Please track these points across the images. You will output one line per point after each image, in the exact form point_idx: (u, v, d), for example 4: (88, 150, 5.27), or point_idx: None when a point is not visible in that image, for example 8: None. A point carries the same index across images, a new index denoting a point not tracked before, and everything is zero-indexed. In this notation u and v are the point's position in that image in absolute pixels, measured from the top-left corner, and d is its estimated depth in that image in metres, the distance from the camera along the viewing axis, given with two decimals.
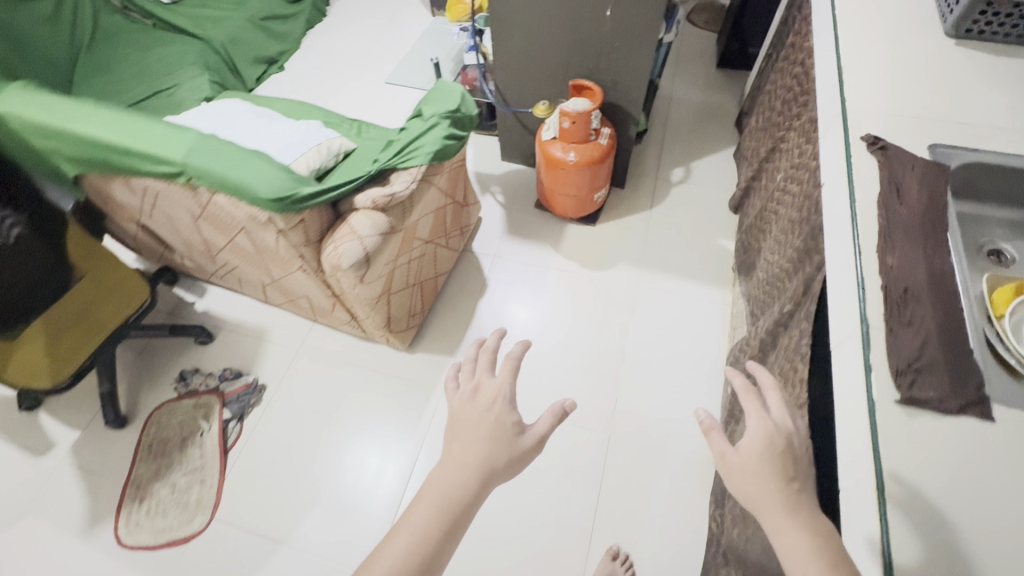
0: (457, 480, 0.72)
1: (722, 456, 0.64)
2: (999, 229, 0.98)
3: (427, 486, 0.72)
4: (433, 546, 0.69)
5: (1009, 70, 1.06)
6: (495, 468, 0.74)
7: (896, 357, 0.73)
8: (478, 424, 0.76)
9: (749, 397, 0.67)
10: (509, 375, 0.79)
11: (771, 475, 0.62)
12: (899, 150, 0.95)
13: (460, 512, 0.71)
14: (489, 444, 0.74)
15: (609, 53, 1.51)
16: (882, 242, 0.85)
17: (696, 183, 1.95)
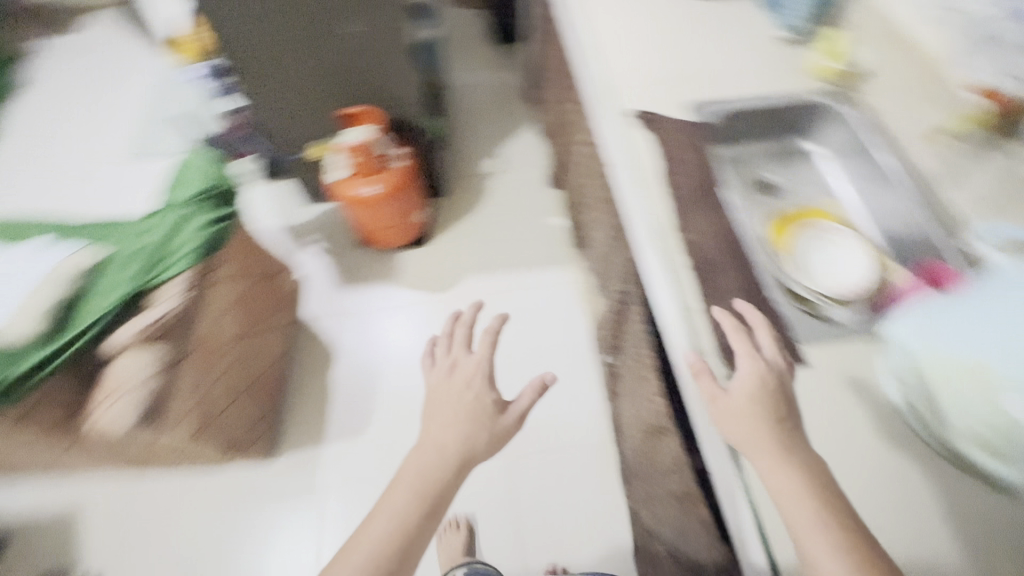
0: (435, 462, 0.76)
1: (714, 400, 0.68)
2: (763, 163, 1.05)
3: (410, 463, 0.76)
4: (409, 525, 0.71)
5: (728, 13, 1.13)
6: (473, 447, 0.77)
7: (720, 337, 0.76)
8: (455, 405, 0.82)
9: (740, 336, 0.71)
10: (489, 356, 0.88)
11: (766, 415, 0.64)
12: (664, 119, 0.98)
13: (443, 486, 0.75)
14: (467, 424, 0.79)
15: (373, 74, 1.39)
16: (677, 220, 0.87)
17: (512, 169, 1.93)
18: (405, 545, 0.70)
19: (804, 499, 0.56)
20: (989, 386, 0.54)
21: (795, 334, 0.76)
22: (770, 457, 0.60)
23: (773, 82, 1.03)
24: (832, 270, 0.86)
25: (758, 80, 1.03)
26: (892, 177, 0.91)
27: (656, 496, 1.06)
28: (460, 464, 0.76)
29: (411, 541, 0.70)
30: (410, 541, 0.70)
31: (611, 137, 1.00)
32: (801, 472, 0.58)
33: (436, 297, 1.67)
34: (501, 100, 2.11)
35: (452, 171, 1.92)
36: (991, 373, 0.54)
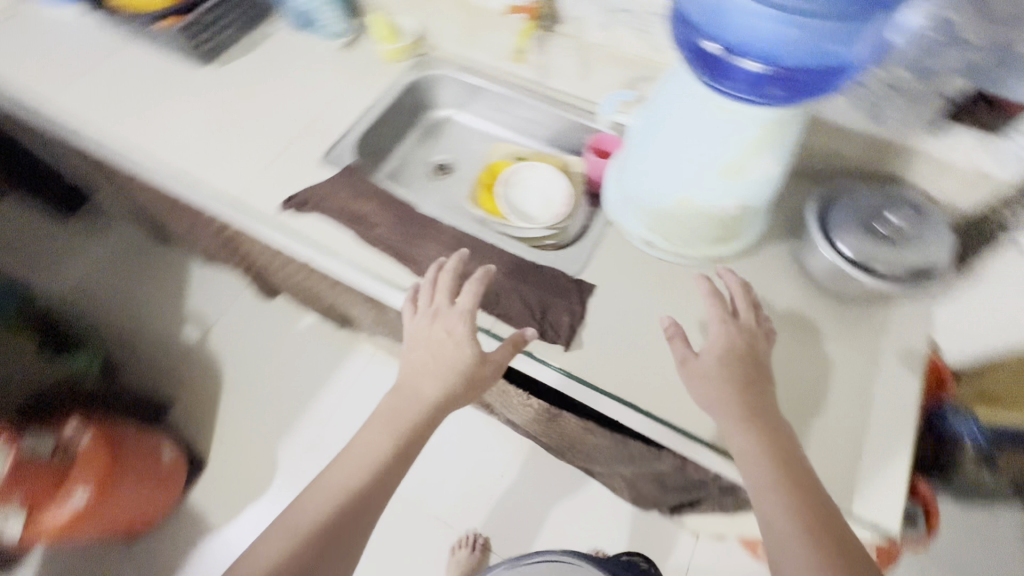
0: (410, 402, 0.71)
1: (683, 363, 0.67)
2: (420, 153, 1.09)
3: (386, 407, 0.71)
4: (370, 471, 0.67)
5: (274, 59, 1.05)
6: (447, 395, 0.70)
7: (528, 327, 0.76)
8: (432, 351, 0.72)
9: (718, 301, 0.69)
10: (471, 306, 0.74)
11: (736, 379, 0.64)
12: (312, 191, 0.87)
13: (415, 429, 0.70)
14: (444, 373, 0.71)
15: None
16: (409, 267, 0.81)
17: (219, 318, 1.62)
18: (371, 488, 0.66)
19: (763, 459, 0.59)
20: (701, 205, 0.72)
21: (568, 271, 0.81)
22: (737, 418, 0.62)
23: (368, 92, 1.01)
24: (546, 200, 0.92)
25: (356, 99, 1.00)
26: (512, 101, 1.03)
27: (590, 452, 1.10)
28: (432, 410, 0.70)
29: (378, 482, 0.66)
30: (374, 484, 0.66)
31: (284, 243, 0.87)
32: (763, 428, 0.61)
33: (269, 498, 1.37)
34: (136, 266, 1.70)
35: (158, 375, 1.53)
36: (699, 198, 0.71)
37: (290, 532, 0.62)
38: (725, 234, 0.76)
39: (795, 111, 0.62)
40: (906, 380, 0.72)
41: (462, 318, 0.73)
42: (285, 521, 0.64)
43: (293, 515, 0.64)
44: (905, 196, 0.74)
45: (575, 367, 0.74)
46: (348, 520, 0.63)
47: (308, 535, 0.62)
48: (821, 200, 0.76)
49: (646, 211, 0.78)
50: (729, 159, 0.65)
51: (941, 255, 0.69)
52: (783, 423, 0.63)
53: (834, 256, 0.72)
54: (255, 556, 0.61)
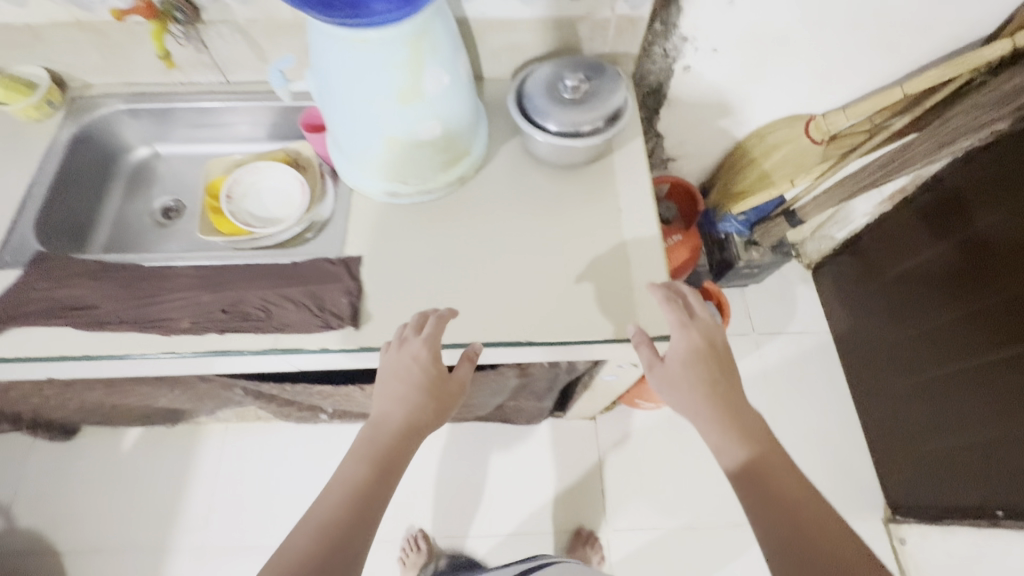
0: (382, 432, 0.66)
1: (653, 366, 0.69)
2: (136, 207, 0.95)
3: (361, 437, 0.66)
4: (352, 496, 0.61)
5: None
6: (421, 416, 0.66)
7: (311, 325, 0.72)
8: (403, 381, 0.67)
9: (670, 306, 0.70)
10: (434, 329, 0.70)
11: (701, 379, 0.67)
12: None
13: (394, 452, 0.65)
14: (414, 396, 0.66)
15: None
16: (156, 328, 0.71)
17: (16, 489, 1.33)
18: (358, 513, 0.60)
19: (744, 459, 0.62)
20: (410, 138, 0.71)
21: (330, 253, 0.78)
22: (708, 416, 0.65)
23: (23, 165, 0.84)
24: (285, 197, 0.86)
25: (10, 178, 0.83)
26: (208, 111, 0.93)
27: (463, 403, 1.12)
28: (408, 429, 0.66)
29: (365, 507, 0.61)
30: (360, 510, 0.60)
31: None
32: (721, 407, 0.65)
33: None
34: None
35: None
36: (403, 133, 0.70)
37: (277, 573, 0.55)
38: (452, 153, 0.77)
39: (425, 17, 0.62)
40: (646, 211, 0.82)
41: (425, 347, 0.68)
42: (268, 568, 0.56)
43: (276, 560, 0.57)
44: (573, 60, 0.81)
45: (374, 339, 0.72)
46: (334, 550, 0.57)
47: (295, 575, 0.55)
48: (515, 91, 0.81)
49: (372, 164, 0.76)
50: (403, 86, 0.64)
51: (617, 98, 0.78)
52: (751, 414, 0.66)
53: (544, 137, 0.77)
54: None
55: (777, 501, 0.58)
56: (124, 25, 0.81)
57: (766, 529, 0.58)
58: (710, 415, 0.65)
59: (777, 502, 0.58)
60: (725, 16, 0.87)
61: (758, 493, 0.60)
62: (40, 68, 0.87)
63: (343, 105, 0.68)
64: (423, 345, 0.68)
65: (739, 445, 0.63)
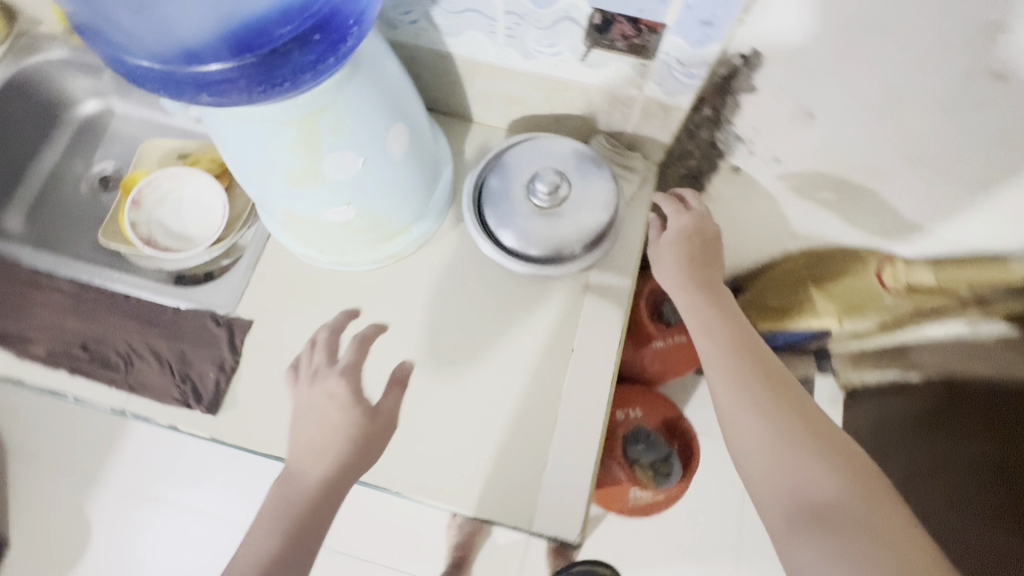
0: (286, 490, 0.52)
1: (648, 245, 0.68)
2: (72, 167, 0.85)
3: (265, 502, 0.52)
4: (261, 572, 0.47)
5: None
6: (342, 465, 0.52)
7: (166, 397, 0.62)
8: (321, 419, 0.54)
9: (667, 197, 0.68)
10: (356, 356, 0.60)
11: (698, 263, 0.65)
12: None
13: (307, 515, 0.50)
14: (336, 443, 0.53)
15: None
16: (10, 347, 0.64)
17: None
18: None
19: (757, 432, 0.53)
20: (313, 217, 0.56)
21: (216, 308, 0.66)
22: (682, 283, 0.64)
23: None
24: (206, 215, 0.73)
25: None
26: None
27: None
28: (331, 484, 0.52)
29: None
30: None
31: None
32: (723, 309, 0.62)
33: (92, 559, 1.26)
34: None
35: None
36: (304, 212, 0.55)
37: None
38: (379, 233, 0.61)
39: (327, 92, 0.45)
40: (603, 359, 0.64)
41: (345, 380, 0.57)
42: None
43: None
44: (560, 150, 0.62)
45: (228, 433, 0.61)
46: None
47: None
48: (478, 174, 0.63)
49: (280, 226, 0.61)
50: (294, 168, 0.49)
51: (601, 215, 0.60)
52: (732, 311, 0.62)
53: (494, 248, 0.60)
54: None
55: (754, 377, 0.56)
56: None
57: (775, 484, 0.51)
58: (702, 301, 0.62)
59: (751, 382, 0.56)
60: (799, 128, 0.62)
61: (774, 455, 0.52)
62: None
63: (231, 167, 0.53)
64: (346, 373, 0.58)
65: (755, 421, 0.54)
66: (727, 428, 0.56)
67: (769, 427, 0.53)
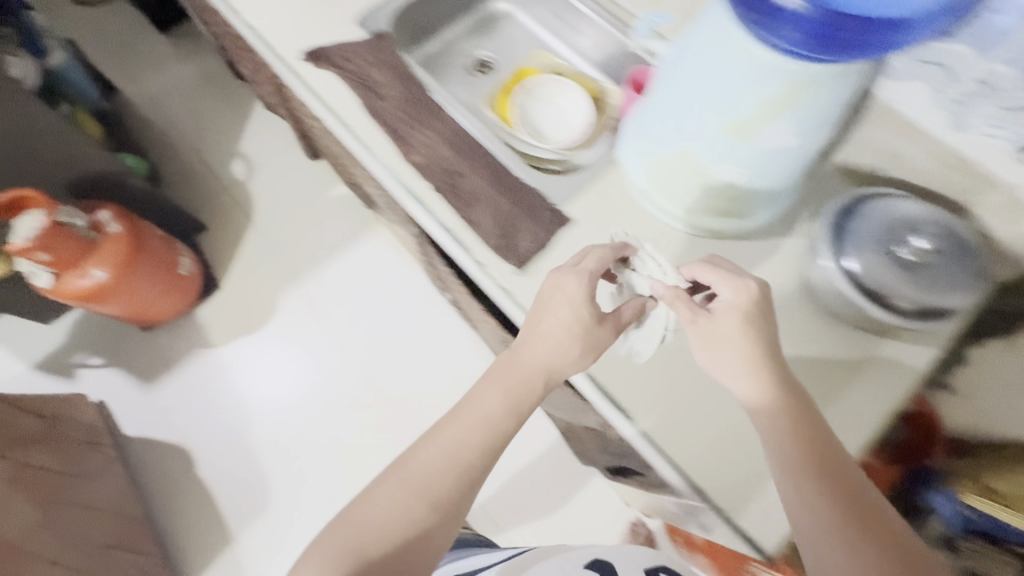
0: (517, 361, 0.65)
1: (694, 323, 0.60)
2: (466, 44, 1.03)
3: (502, 366, 0.66)
4: (484, 415, 0.64)
5: None
6: (562, 361, 0.63)
7: (490, 238, 0.73)
8: (564, 315, 0.63)
9: (721, 276, 0.61)
10: (598, 268, 0.65)
11: (753, 342, 0.58)
12: (333, 45, 0.85)
13: (525, 393, 0.64)
14: (563, 335, 0.63)
15: (23, 148, 1.09)
16: (399, 146, 0.80)
17: (262, 163, 1.70)
18: (482, 448, 0.63)
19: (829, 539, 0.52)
20: (702, 165, 0.64)
21: (551, 198, 0.76)
22: (730, 375, 0.59)
23: None
24: (564, 126, 0.85)
25: None
26: (574, 10, 0.95)
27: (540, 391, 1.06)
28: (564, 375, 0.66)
29: (490, 438, 0.64)
30: (488, 444, 0.63)
31: (290, 91, 0.86)
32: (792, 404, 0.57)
33: (263, 334, 1.49)
34: (209, 96, 1.81)
35: (201, 197, 1.64)
36: (704, 156, 0.62)
37: (411, 487, 0.60)
38: (725, 204, 0.69)
39: (821, 73, 0.50)
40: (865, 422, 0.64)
41: (582, 287, 0.63)
42: (403, 482, 0.61)
43: (386, 506, 0.59)
44: (942, 221, 0.63)
45: (520, 292, 0.71)
46: (461, 477, 0.62)
47: (430, 504, 0.60)
48: (847, 201, 0.66)
49: (649, 158, 0.70)
50: (740, 117, 0.56)
51: (950, 297, 0.60)
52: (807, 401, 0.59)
53: (832, 269, 0.63)
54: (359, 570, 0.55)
55: (825, 478, 0.54)
56: None
57: None
58: (763, 383, 0.57)
59: (822, 484, 0.54)
60: None
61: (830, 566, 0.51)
62: None
63: (675, 93, 0.62)
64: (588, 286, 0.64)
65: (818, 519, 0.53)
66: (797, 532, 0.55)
67: (849, 537, 0.52)
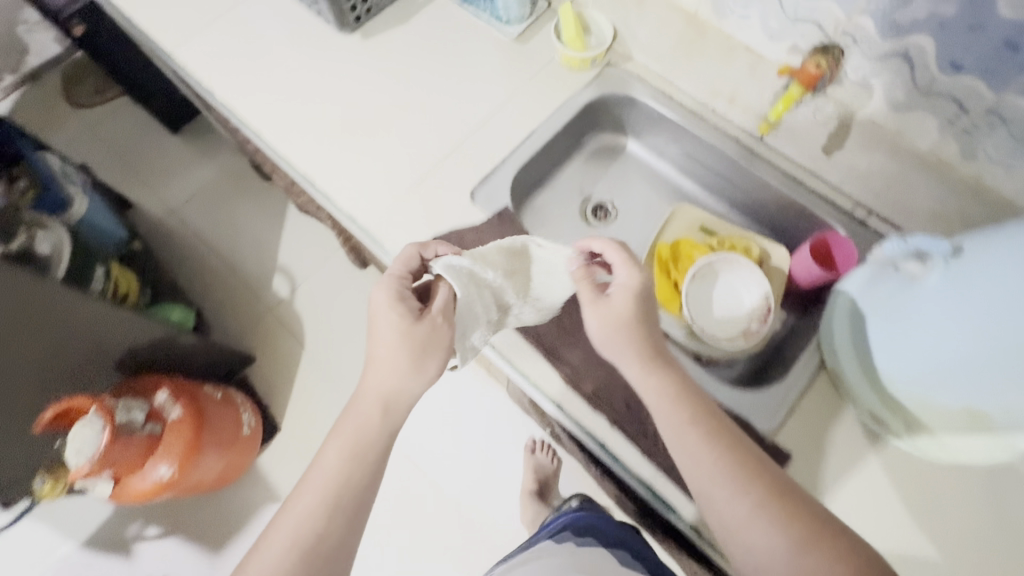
0: (367, 401, 0.55)
1: (596, 301, 0.60)
2: (580, 187, 0.89)
3: (343, 424, 0.55)
4: (334, 486, 0.52)
5: (432, 44, 0.87)
6: (406, 384, 0.55)
7: (697, 492, 0.61)
8: (386, 342, 0.56)
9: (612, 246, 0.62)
10: (402, 270, 0.60)
11: (642, 319, 0.59)
12: (456, 240, 0.72)
13: (371, 436, 0.54)
14: (402, 355, 0.55)
15: (71, 349, 0.92)
16: (561, 371, 0.67)
17: (306, 275, 1.55)
18: (328, 521, 0.51)
19: (760, 528, 0.49)
20: (997, 428, 0.51)
21: (756, 425, 0.65)
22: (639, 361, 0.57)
23: (538, 112, 0.82)
24: (739, 311, 0.71)
25: (519, 116, 0.82)
26: (712, 151, 0.80)
27: None
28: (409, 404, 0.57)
29: (341, 502, 0.52)
30: (344, 518, 0.51)
31: None
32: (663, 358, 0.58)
33: None
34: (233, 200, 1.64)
35: (242, 322, 1.49)
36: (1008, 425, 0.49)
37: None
38: (998, 451, 0.55)
39: None
40: None
41: (385, 296, 0.58)
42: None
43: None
44: None
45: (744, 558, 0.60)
46: (316, 564, 0.49)
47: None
48: None
49: (897, 391, 0.58)
50: None
51: None
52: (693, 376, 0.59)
53: None
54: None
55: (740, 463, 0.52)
56: (734, 44, 0.69)
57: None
58: (644, 361, 0.57)
59: (759, 491, 0.50)
60: None
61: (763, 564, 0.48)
62: (608, 22, 0.81)
63: (952, 348, 0.50)
64: (397, 293, 0.58)
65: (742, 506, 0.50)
66: (728, 539, 0.51)
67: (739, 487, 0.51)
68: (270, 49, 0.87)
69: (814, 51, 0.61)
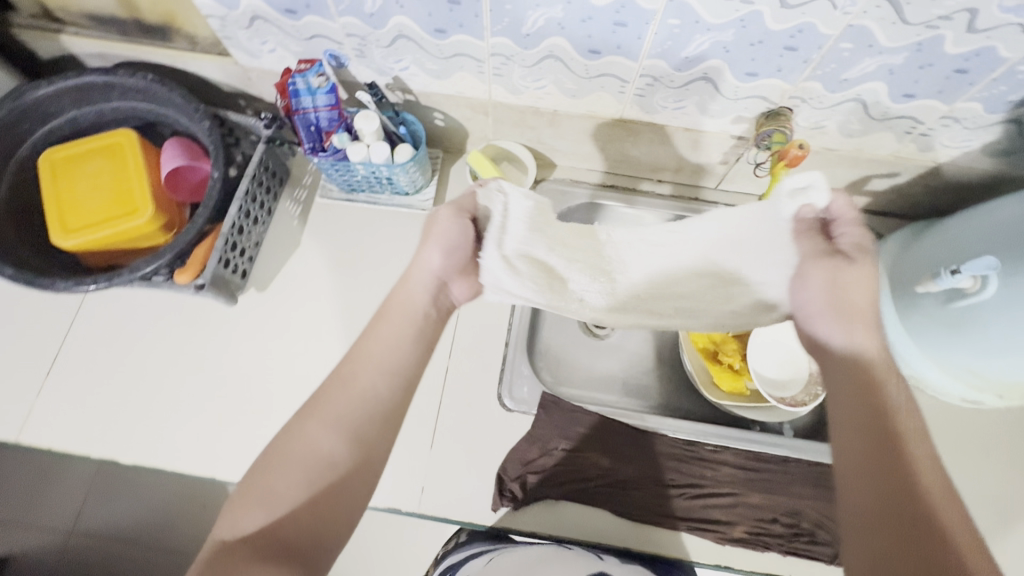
0: (400, 296, 0.49)
1: (831, 266, 0.44)
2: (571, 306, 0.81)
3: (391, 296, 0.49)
4: (377, 359, 0.45)
5: (345, 252, 0.73)
6: (428, 269, 0.49)
7: None
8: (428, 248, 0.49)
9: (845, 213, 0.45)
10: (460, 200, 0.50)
11: (862, 300, 0.42)
12: (522, 465, 0.63)
13: (414, 317, 0.47)
14: (430, 246, 0.49)
15: None
16: (707, 533, 0.61)
17: None
18: (400, 380, 0.45)
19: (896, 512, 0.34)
20: None
21: None
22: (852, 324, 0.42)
23: None
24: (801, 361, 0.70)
25: None
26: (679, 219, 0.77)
27: None
28: (432, 289, 0.49)
29: (404, 366, 0.45)
30: (410, 388, 0.45)
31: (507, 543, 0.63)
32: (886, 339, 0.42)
33: None
34: None
35: None
36: None
37: (335, 440, 0.41)
38: None
39: None
40: None
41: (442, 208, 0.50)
42: (316, 416, 0.42)
43: (308, 454, 0.41)
44: None
45: None
46: (380, 419, 0.43)
47: (353, 462, 0.41)
48: None
49: (981, 377, 0.61)
50: None
51: None
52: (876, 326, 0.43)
53: None
54: (269, 547, 0.37)
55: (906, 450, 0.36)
56: (670, 130, 0.66)
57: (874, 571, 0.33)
58: (853, 321, 0.42)
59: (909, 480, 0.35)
60: None
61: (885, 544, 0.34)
62: (519, 145, 0.73)
63: None
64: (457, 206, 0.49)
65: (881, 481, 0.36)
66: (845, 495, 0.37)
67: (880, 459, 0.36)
68: (158, 365, 0.68)
69: (761, 119, 0.60)
